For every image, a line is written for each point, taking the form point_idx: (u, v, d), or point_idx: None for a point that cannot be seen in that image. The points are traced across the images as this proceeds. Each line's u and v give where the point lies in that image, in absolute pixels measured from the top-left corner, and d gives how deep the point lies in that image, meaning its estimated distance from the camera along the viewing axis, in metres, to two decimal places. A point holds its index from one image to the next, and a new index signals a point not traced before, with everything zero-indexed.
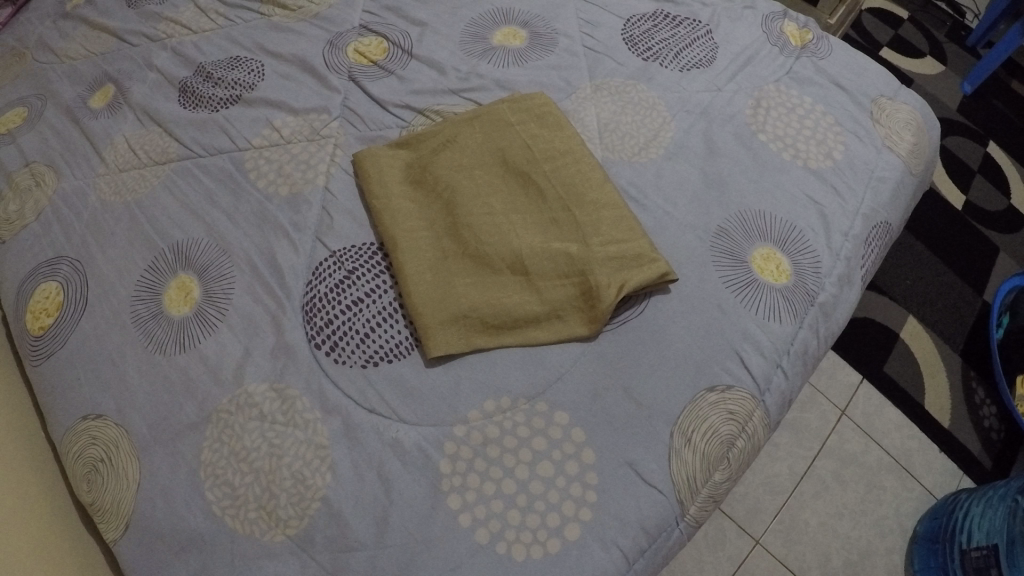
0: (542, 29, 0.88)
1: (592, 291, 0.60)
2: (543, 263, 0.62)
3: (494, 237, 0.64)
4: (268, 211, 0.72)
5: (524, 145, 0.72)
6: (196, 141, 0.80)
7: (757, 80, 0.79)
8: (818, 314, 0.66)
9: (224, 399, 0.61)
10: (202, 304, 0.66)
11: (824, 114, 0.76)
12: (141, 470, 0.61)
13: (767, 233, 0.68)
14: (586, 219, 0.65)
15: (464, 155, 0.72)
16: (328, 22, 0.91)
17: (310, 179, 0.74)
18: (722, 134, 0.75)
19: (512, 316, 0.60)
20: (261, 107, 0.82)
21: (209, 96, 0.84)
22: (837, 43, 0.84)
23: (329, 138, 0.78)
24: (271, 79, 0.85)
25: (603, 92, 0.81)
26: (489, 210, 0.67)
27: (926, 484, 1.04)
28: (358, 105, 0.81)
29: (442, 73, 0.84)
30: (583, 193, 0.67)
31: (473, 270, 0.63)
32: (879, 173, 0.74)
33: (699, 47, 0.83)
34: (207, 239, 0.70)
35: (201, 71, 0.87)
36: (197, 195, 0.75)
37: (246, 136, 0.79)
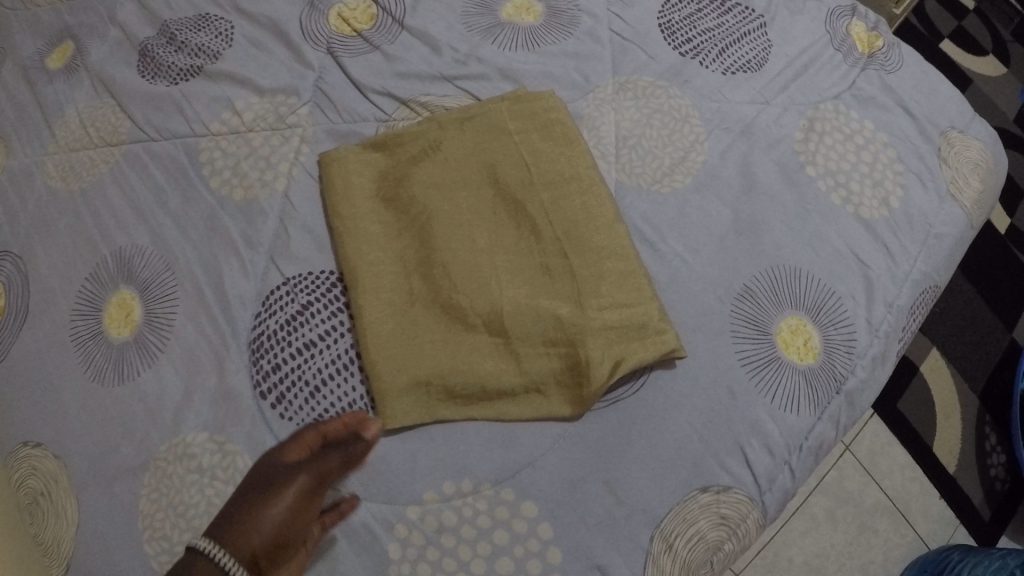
0: (562, 4, 0.73)
1: (580, 368, 0.51)
2: (527, 325, 0.52)
3: (473, 284, 0.54)
4: (220, 219, 0.62)
5: (522, 163, 0.60)
6: (150, 121, 0.69)
7: (813, 95, 0.67)
8: (842, 403, 0.56)
9: (161, 445, 0.55)
10: (143, 329, 0.59)
11: (885, 146, 0.64)
12: (80, 509, 0.56)
13: (799, 298, 0.57)
14: (585, 272, 0.54)
15: (450, 170, 0.61)
16: None
17: (268, 182, 0.64)
18: (762, 163, 0.63)
19: (485, 384, 0.52)
20: (225, 83, 0.71)
21: (170, 65, 0.73)
22: (911, 53, 0.70)
23: (295, 128, 0.67)
24: (240, 47, 0.73)
25: (625, 93, 0.68)
26: (472, 247, 0.56)
27: (920, 531, 0.94)
28: (333, 88, 0.70)
29: (436, 52, 0.71)
30: (586, 235, 0.56)
31: (444, 322, 0.54)
32: (937, 229, 0.62)
33: (747, 44, 0.70)
34: (151, 248, 0.62)
35: (165, 31, 0.76)
36: (145, 189, 0.65)
37: (204, 120, 0.69)
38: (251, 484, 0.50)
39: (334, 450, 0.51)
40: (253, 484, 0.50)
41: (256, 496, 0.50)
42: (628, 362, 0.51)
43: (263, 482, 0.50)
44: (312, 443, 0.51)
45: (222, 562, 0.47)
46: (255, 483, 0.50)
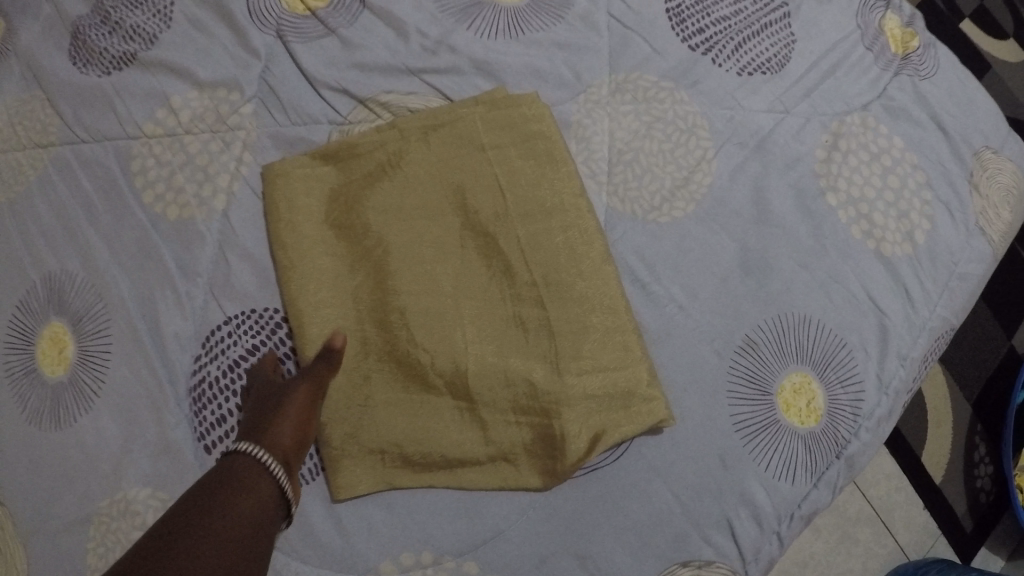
0: None
1: (553, 441, 0.47)
2: (495, 390, 0.47)
3: (437, 338, 0.49)
4: (154, 244, 0.55)
5: (495, 187, 0.52)
6: (79, 120, 0.61)
7: (837, 104, 0.58)
8: (842, 468, 0.51)
9: (104, 499, 0.51)
10: (77, 370, 0.54)
11: (914, 169, 0.56)
12: (30, 560, 0.52)
13: (807, 351, 0.51)
14: (563, 330, 0.48)
15: (411, 193, 0.53)
16: None
17: (206, 199, 0.56)
18: (777, 188, 0.55)
19: (450, 451, 0.47)
20: (160, 72, 0.61)
21: (103, 51, 0.63)
22: (947, 55, 0.61)
23: (237, 131, 0.58)
24: (176, 27, 0.62)
25: (623, 95, 0.58)
26: (435, 291, 0.50)
27: (900, 542, 0.87)
28: (281, 81, 0.59)
29: (402, 38, 0.60)
30: (567, 284, 0.49)
31: (403, 378, 0.49)
32: (962, 268, 0.55)
33: (768, 37, 0.60)
34: (82, 276, 0.56)
35: (99, 9, 0.65)
36: (74, 203, 0.58)
37: (137, 119, 0.59)
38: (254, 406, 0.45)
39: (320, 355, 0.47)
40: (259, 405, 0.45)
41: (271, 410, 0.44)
42: (607, 433, 0.47)
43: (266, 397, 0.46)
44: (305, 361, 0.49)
45: (265, 458, 0.40)
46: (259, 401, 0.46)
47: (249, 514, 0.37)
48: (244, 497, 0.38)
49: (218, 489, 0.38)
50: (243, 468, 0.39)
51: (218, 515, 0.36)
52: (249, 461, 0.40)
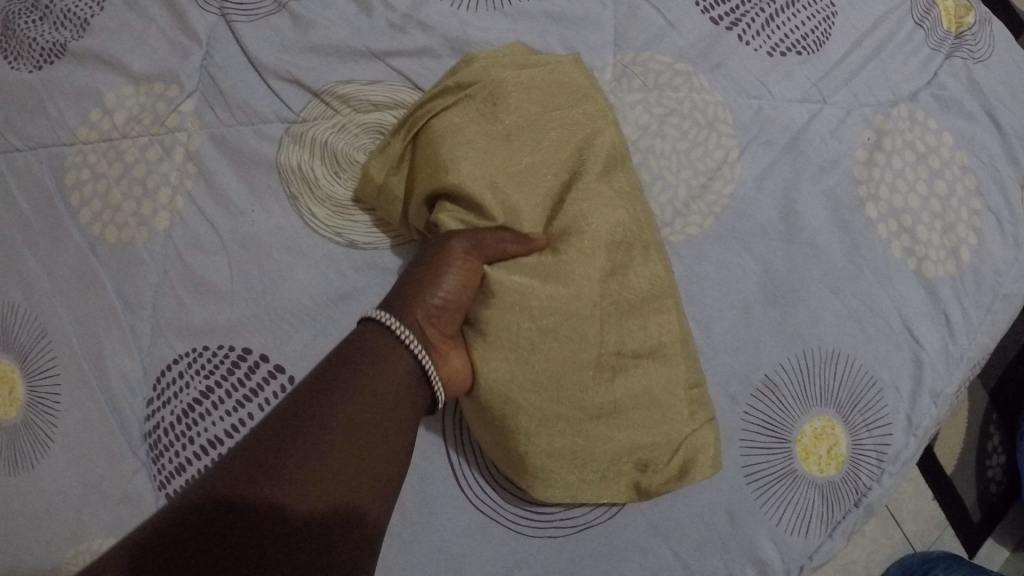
0: None
1: (642, 458, 0.41)
2: (594, 402, 0.39)
3: (534, 333, 0.38)
4: (95, 271, 0.49)
5: (591, 163, 0.42)
6: (9, 123, 0.54)
7: (882, 92, 0.50)
8: (860, 517, 0.46)
9: (63, 548, 0.48)
10: (28, 410, 0.50)
11: (964, 171, 0.48)
12: None
13: (834, 390, 0.46)
14: (658, 344, 0.41)
15: (502, 154, 0.42)
16: None
17: (147, 218, 0.49)
18: (808, 197, 0.48)
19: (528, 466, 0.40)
20: (93, 66, 0.53)
21: (31, 40, 0.55)
22: (1003, 34, 0.53)
23: (178, 135, 0.50)
24: (109, 10, 0.54)
25: (629, 82, 0.49)
26: (532, 275, 0.39)
27: (906, 534, 0.73)
28: (225, 70, 0.50)
29: (365, 15, 0.50)
30: (657, 298, 0.42)
31: (503, 377, 0.39)
32: (1009, 288, 0.48)
33: (802, 7, 0.51)
34: (23, 306, 0.51)
35: None
36: (10, 221, 0.52)
37: (69, 122, 0.52)
38: (415, 267, 0.39)
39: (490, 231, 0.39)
40: (422, 269, 0.38)
41: (435, 287, 0.38)
42: (697, 461, 0.42)
43: (435, 260, 0.38)
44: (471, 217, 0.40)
45: (407, 337, 0.36)
46: (424, 261, 0.39)
47: (377, 420, 0.33)
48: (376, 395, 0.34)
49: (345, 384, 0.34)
50: (381, 356, 0.35)
51: (336, 428, 0.32)
52: (395, 349, 0.35)
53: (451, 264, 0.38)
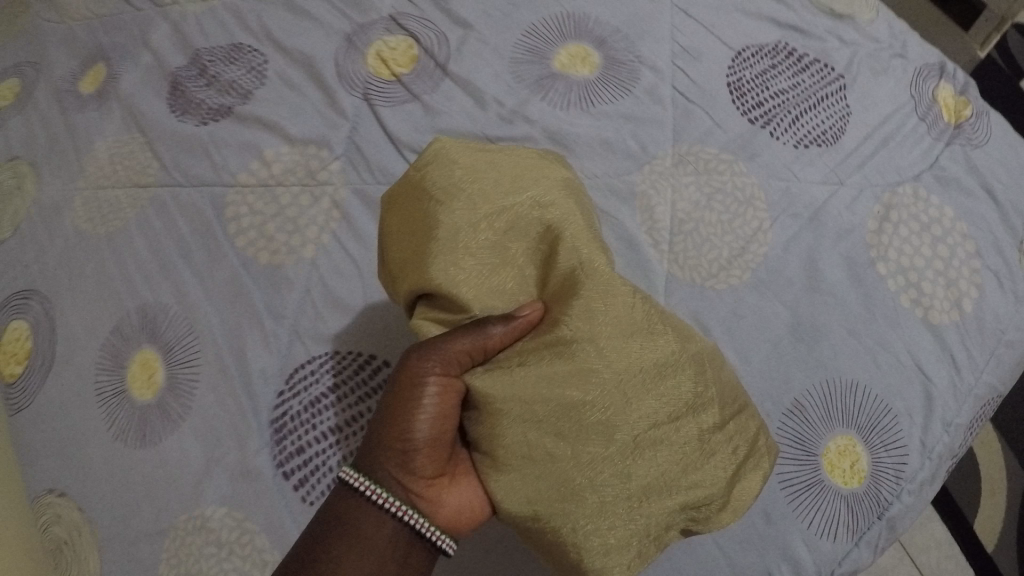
0: (622, 55, 0.67)
1: (702, 513, 0.46)
2: (630, 477, 0.45)
3: (537, 435, 0.45)
4: (245, 283, 0.60)
5: (560, 229, 0.48)
6: (179, 164, 0.67)
7: (890, 174, 0.62)
8: (883, 530, 0.53)
9: (181, 514, 0.56)
10: (166, 393, 0.58)
11: (964, 238, 0.60)
12: (100, 565, 0.58)
13: (853, 415, 0.54)
14: (668, 400, 0.46)
15: (477, 242, 0.47)
16: (351, 7, 0.71)
17: (296, 247, 0.61)
18: (827, 258, 0.59)
19: (592, 563, 0.44)
20: (256, 126, 0.66)
21: (200, 101, 0.69)
22: (999, 123, 0.66)
23: (327, 186, 0.63)
24: (272, 86, 0.68)
25: (685, 167, 0.62)
26: (541, 375, 0.45)
27: None
28: (368, 141, 0.64)
29: (481, 107, 0.65)
30: (657, 355, 0.46)
31: (520, 484, 0.45)
32: (1010, 336, 0.58)
33: (824, 110, 0.65)
34: (176, 308, 0.61)
35: (198, 61, 0.71)
36: (172, 241, 0.64)
37: (233, 168, 0.65)
38: (382, 423, 0.46)
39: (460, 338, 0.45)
40: (387, 423, 0.46)
41: (401, 441, 0.45)
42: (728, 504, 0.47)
43: (398, 420, 0.46)
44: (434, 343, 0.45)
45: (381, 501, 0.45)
46: (387, 418, 0.46)
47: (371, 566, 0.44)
48: (362, 536, 0.45)
49: (335, 531, 0.45)
50: (352, 517, 0.45)
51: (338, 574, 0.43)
52: (363, 510, 0.45)
53: (417, 410, 0.45)
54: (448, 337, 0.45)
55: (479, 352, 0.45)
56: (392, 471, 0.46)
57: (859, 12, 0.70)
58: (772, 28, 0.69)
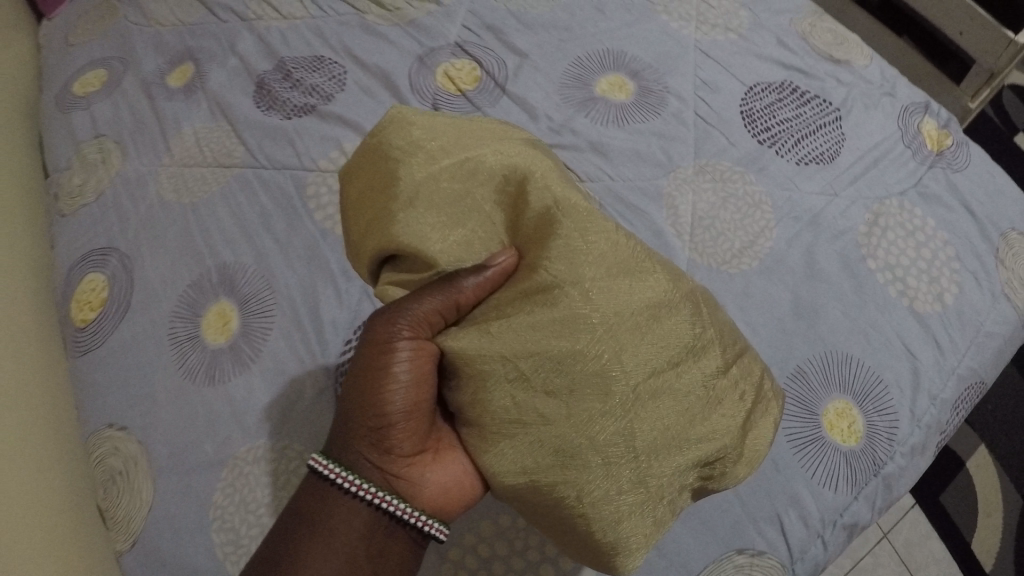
0: (653, 86, 0.77)
1: (717, 468, 0.48)
2: (629, 437, 0.46)
3: (524, 396, 0.46)
4: (320, 249, 0.68)
5: (525, 172, 0.49)
6: (261, 149, 0.75)
7: (879, 190, 0.72)
8: (879, 486, 0.59)
9: (243, 444, 0.61)
10: (238, 339, 0.64)
11: (944, 244, 0.68)
12: (154, 493, 0.62)
13: (849, 383, 0.61)
14: (655, 345, 0.46)
15: (440, 195, 0.48)
16: (423, 33, 0.81)
17: None
18: (827, 253, 0.68)
19: (606, 524, 0.46)
20: (333, 122, 0.76)
21: (285, 100, 0.78)
22: (978, 153, 0.75)
23: None
24: (350, 92, 0.78)
25: (705, 176, 0.72)
26: (527, 335, 0.46)
27: None
28: None
29: (533, 120, 0.75)
30: (641, 296, 0.46)
31: (512, 449, 0.46)
32: (987, 328, 0.65)
33: (823, 135, 0.75)
34: (254, 267, 0.68)
35: (282, 67, 0.81)
36: (252, 212, 0.71)
37: (312, 155, 0.73)
38: (354, 398, 0.50)
39: (430, 299, 0.47)
40: (358, 396, 0.49)
41: (373, 413, 0.49)
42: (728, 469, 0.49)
43: (368, 392, 0.49)
44: (399, 308, 0.48)
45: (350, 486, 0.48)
46: (358, 392, 0.49)
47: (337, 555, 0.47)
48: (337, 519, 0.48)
49: (311, 514, 0.48)
50: (326, 500, 0.49)
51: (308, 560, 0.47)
52: (335, 495, 0.48)
53: (390, 379, 0.48)
54: (413, 300, 0.48)
55: (449, 311, 0.48)
56: (367, 444, 0.49)
57: (853, 60, 0.81)
58: (779, 69, 0.79)
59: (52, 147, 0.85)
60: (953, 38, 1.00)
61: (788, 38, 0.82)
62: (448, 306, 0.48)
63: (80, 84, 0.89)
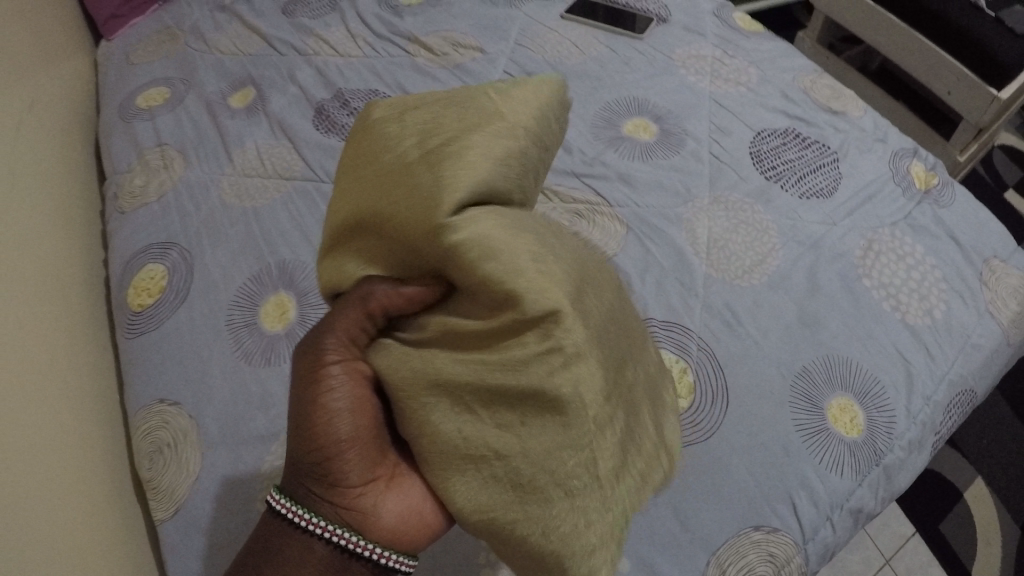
0: (673, 127, 0.85)
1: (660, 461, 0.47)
2: (590, 461, 0.42)
3: (472, 430, 0.42)
4: None
5: (451, 175, 0.41)
6: (320, 165, 0.82)
7: (873, 221, 0.78)
8: (880, 475, 0.64)
9: None
10: (294, 326, 0.70)
11: (931, 266, 0.74)
12: (202, 464, 0.66)
13: (850, 382, 0.67)
14: (615, 364, 0.42)
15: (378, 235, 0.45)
16: (469, 75, 0.90)
17: None
18: (828, 275, 0.73)
19: (580, 545, 0.43)
20: None
21: (343, 125, 0.86)
22: (962, 192, 0.82)
23: None
24: None
25: (720, 206, 0.79)
26: (462, 363, 0.42)
27: None
28: None
29: (568, 153, 0.83)
30: (596, 317, 0.41)
31: (465, 487, 0.42)
32: (974, 340, 0.71)
33: (823, 174, 0.81)
34: (312, 265, 0.74)
35: (339, 97, 0.90)
36: (311, 219, 0.78)
37: None
38: (293, 432, 0.49)
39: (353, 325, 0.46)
40: (298, 430, 0.49)
41: (313, 446, 0.48)
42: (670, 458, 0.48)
43: (307, 424, 0.48)
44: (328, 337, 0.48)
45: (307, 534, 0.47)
46: (296, 426, 0.49)
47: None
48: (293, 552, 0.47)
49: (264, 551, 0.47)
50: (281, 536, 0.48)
51: None
52: (288, 529, 0.48)
53: (330, 411, 0.48)
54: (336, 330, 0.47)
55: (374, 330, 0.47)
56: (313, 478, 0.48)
57: (849, 111, 0.88)
58: (783, 118, 0.86)
59: (112, 152, 0.92)
60: (942, 96, 1.13)
61: (792, 92, 0.89)
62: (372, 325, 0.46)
63: (142, 99, 0.97)
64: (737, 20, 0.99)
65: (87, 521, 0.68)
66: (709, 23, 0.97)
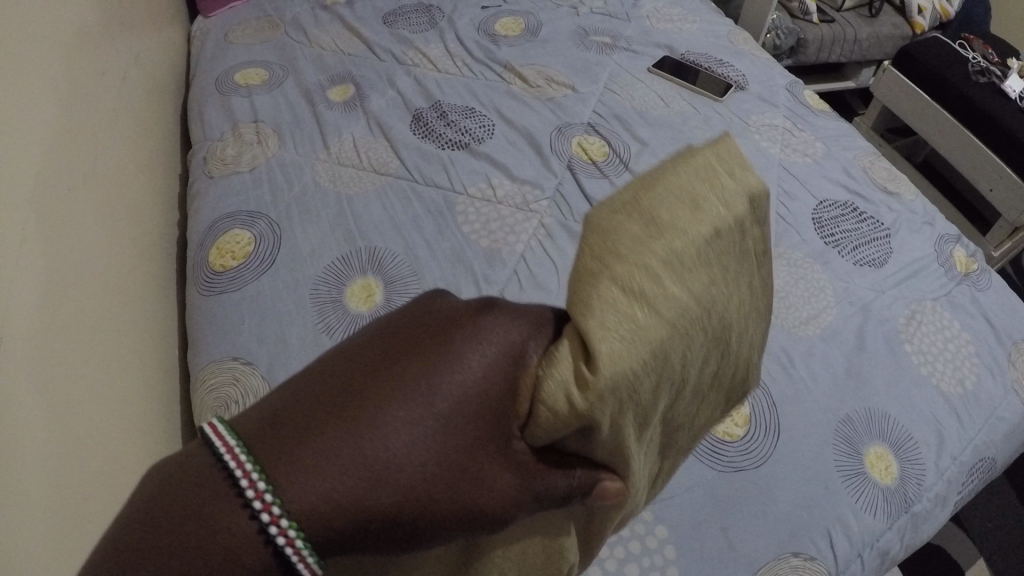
0: None
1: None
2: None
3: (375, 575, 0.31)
4: (464, 253, 0.79)
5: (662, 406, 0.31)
6: (416, 166, 0.88)
7: (917, 293, 0.84)
8: (908, 522, 0.69)
9: None
10: (379, 308, 0.74)
11: (966, 342, 0.80)
12: None
13: (887, 435, 0.71)
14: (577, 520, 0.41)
15: (673, 269, 0.29)
16: (561, 109, 0.97)
17: (509, 235, 0.81)
18: (875, 335, 0.79)
19: None
20: (483, 161, 0.89)
21: (441, 134, 0.92)
22: (997, 281, 0.89)
23: (535, 213, 0.83)
24: (498, 140, 0.92)
25: (780, 261, 0.85)
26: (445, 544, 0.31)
27: None
28: (570, 194, 0.85)
29: None
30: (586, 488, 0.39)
31: None
32: (1000, 413, 0.76)
33: (876, 246, 0.88)
34: (402, 255, 0.79)
35: (438, 107, 0.96)
36: (404, 214, 0.83)
37: (463, 181, 0.86)
38: (339, 476, 0.24)
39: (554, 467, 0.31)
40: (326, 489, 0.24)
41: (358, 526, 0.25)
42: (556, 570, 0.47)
43: (372, 488, 0.25)
44: (489, 419, 0.28)
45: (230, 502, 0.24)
46: (351, 476, 0.24)
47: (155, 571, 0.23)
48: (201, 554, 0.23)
49: (164, 491, 0.24)
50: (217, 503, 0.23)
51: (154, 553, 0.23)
52: (235, 509, 0.23)
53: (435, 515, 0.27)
54: (499, 430, 0.29)
55: (522, 492, 0.30)
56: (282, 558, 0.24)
57: (902, 193, 0.96)
58: (843, 191, 0.94)
59: (205, 120, 0.96)
60: (983, 191, 1.23)
61: (853, 169, 0.97)
62: (522, 483, 0.30)
63: (241, 76, 1.02)
64: (806, 98, 1.08)
65: (139, 465, 0.69)
66: (782, 96, 1.06)
